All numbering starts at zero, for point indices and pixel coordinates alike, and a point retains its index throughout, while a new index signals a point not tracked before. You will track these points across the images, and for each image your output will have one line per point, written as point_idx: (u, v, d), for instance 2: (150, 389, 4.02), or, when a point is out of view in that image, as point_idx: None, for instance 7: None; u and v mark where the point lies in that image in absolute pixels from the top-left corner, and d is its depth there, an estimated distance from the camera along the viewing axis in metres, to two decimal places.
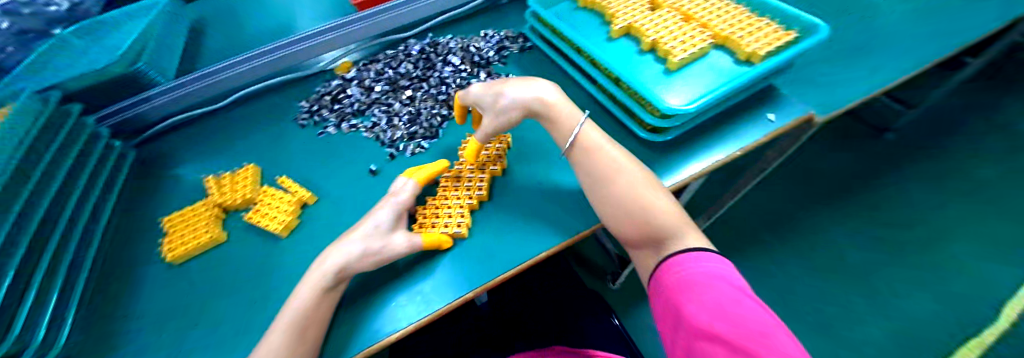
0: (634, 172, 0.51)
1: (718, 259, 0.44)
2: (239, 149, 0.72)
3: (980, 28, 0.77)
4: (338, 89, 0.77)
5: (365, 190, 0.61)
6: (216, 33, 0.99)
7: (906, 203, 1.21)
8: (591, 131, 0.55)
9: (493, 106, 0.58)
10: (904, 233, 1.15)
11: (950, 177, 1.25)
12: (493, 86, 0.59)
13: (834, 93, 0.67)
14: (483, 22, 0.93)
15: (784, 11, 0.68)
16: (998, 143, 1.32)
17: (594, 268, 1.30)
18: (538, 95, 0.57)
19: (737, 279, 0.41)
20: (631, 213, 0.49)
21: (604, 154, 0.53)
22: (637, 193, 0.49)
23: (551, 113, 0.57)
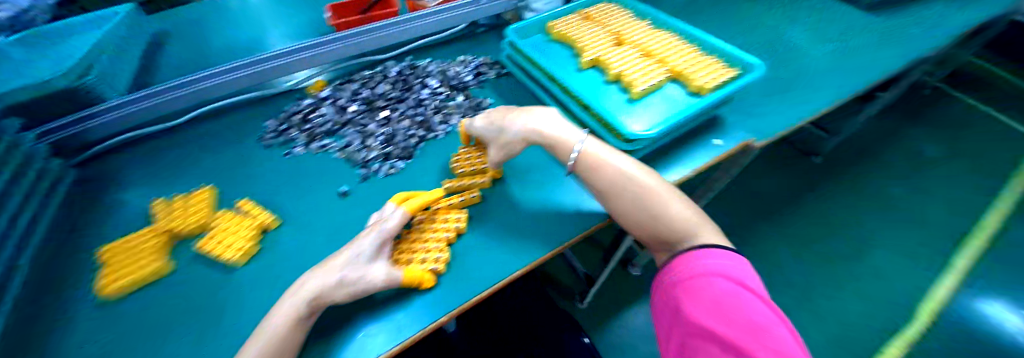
0: (643, 180, 0.51)
1: (724, 254, 0.45)
2: (195, 171, 0.67)
3: (901, 58, 0.82)
4: (310, 108, 0.74)
5: (333, 213, 0.59)
6: (176, 47, 0.95)
7: (840, 215, 1.28)
8: (592, 147, 0.54)
9: (497, 140, 0.59)
10: (841, 243, 1.21)
11: (867, 196, 1.39)
12: (496, 120, 0.60)
13: (771, 120, 0.69)
14: (460, 47, 0.93)
15: (723, 49, 0.71)
16: (900, 162, 1.46)
17: (562, 288, 1.28)
18: (540, 125, 0.57)
19: (742, 274, 0.42)
20: (642, 221, 0.50)
21: (608, 167, 0.52)
22: (648, 201, 0.50)
23: (551, 138, 0.57)
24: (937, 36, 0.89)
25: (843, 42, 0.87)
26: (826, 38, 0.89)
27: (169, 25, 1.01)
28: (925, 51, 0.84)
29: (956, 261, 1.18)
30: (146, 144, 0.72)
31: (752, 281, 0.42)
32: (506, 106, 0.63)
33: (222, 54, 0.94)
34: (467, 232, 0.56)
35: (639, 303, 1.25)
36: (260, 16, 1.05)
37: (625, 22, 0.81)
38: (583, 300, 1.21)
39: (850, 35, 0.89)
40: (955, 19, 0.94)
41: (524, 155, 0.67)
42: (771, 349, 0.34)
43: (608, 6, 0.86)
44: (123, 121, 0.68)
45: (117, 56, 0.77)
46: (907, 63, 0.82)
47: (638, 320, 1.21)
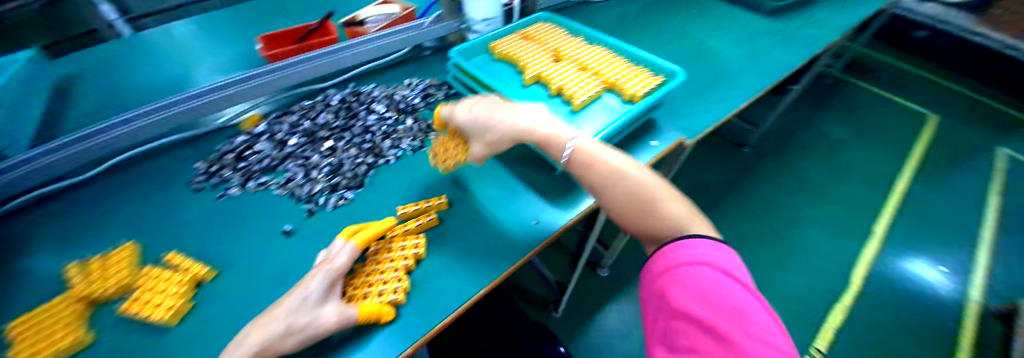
0: (637, 173, 0.52)
1: (712, 243, 0.45)
2: (111, 226, 0.59)
3: (799, 56, 0.95)
4: (244, 145, 0.69)
5: (279, 256, 0.55)
6: (87, 91, 0.85)
7: (758, 204, 1.55)
8: (586, 143, 0.55)
9: (484, 136, 0.58)
10: (761, 226, 1.47)
11: (784, 183, 1.63)
12: (484, 115, 0.58)
13: (700, 118, 0.76)
14: (406, 71, 0.92)
15: (648, 60, 0.77)
16: (799, 154, 1.77)
17: (536, 299, 1.28)
18: (528, 124, 0.57)
19: (729, 264, 0.42)
20: (636, 212, 0.51)
21: (603, 160, 0.53)
22: (641, 193, 0.51)
23: (540, 135, 0.57)
24: (825, 36, 1.04)
25: (753, 45, 0.99)
26: (738, 42, 1.00)
27: (78, 68, 0.91)
28: (815, 50, 0.98)
29: (866, 244, 1.44)
30: (55, 202, 0.63)
31: (738, 270, 0.43)
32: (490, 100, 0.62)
33: (141, 94, 0.85)
34: (426, 257, 0.54)
35: (610, 302, 1.28)
36: (186, 51, 0.98)
37: (562, 39, 0.85)
38: (557, 308, 1.22)
39: (757, 39, 1.02)
40: (836, 22, 1.11)
41: (482, 170, 0.67)
42: (753, 335, 0.35)
43: (545, 26, 0.91)
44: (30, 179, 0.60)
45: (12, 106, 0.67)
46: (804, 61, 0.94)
47: (612, 320, 1.24)
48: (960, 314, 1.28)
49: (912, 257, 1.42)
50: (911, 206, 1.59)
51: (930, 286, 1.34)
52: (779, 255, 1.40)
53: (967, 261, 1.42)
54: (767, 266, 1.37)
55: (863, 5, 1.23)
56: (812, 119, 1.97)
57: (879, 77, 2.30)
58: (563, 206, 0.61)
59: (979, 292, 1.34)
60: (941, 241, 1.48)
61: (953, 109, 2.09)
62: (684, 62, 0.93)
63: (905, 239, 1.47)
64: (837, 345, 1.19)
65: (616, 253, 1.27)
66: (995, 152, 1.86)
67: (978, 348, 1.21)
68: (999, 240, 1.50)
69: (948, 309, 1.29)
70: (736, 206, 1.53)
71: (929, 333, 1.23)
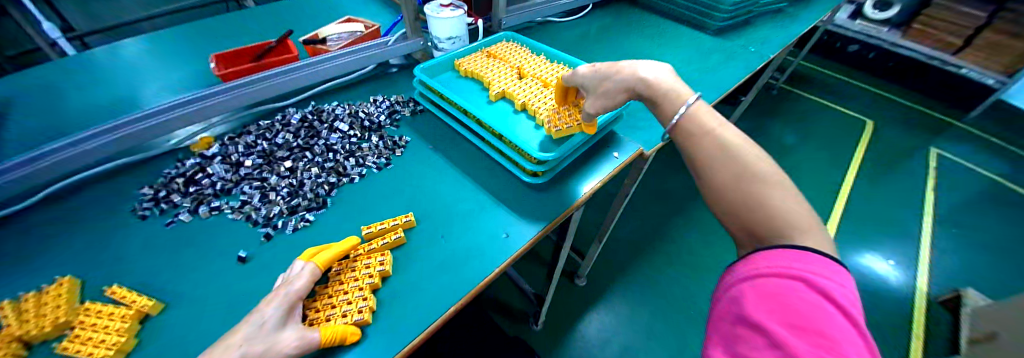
0: (753, 153, 0.44)
1: (820, 262, 0.36)
2: (40, 262, 0.54)
3: (742, 72, 1.04)
4: (195, 168, 0.65)
5: (234, 284, 0.52)
6: (20, 116, 0.79)
7: None
8: (704, 112, 0.49)
9: (601, 85, 0.60)
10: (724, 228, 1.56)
11: None
12: (603, 68, 0.60)
13: (656, 130, 0.81)
14: (372, 87, 0.91)
15: None
16: None
17: (515, 313, 1.27)
18: (653, 75, 0.55)
19: (843, 293, 0.34)
20: (733, 198, 0.43)
21: (714, 132, 0.47)
22: (750, 176, 0.42)
23: (656, 91, 0.54)
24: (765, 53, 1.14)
25: (701, 62, 1.07)
26: (689, 59, 1.08)
27: (12, 91, 0.84)
28: (757, 66, 1.08)
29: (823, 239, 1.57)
30: None
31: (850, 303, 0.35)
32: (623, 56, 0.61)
33: (80, 116, 0.80)
34: (393, 275, 0.53)
35: (589, 311, 1.29)
36: (132, 70, 0.93)
37: (524, 56, 0.88)
38: (536, 320, 1.22)
39: (705, 56, 1.11)
40: (775, 40, 1.22)
41: (449, 185, 0.67)
42: None
43: (508, 44, 0.93)
44: None
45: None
46: (745, 77, 1.03)
47: (591, 330, 1.24)
48: (909, 305, 1.38)
49: (863, 252, 1.54)
50: (855, 204, 1.73)
51: (880, 279, 1.45)
52: None
53: (909, 254, 1.55)
54: None
55: (799, 23, 1.36)
56: (763, 126, 2.15)
57: (821, 87, 2.51)
58: (530, 219, 0.62)
59: (924, 284, 1.45)
60: (886, 236, 1.60)
61: (887, 115, 2.31)
62: None
63: (853, 237, 1.59)
64: None
65: (591, 262, 1.29)
66: (925, 153, 2.06)
67: (928, 336, 1.30)
68: (932, 231, 1.65)
69: (898, 301, 1.39)
70: (700, 211, 1.63)
71: (882, 324, 1.32)
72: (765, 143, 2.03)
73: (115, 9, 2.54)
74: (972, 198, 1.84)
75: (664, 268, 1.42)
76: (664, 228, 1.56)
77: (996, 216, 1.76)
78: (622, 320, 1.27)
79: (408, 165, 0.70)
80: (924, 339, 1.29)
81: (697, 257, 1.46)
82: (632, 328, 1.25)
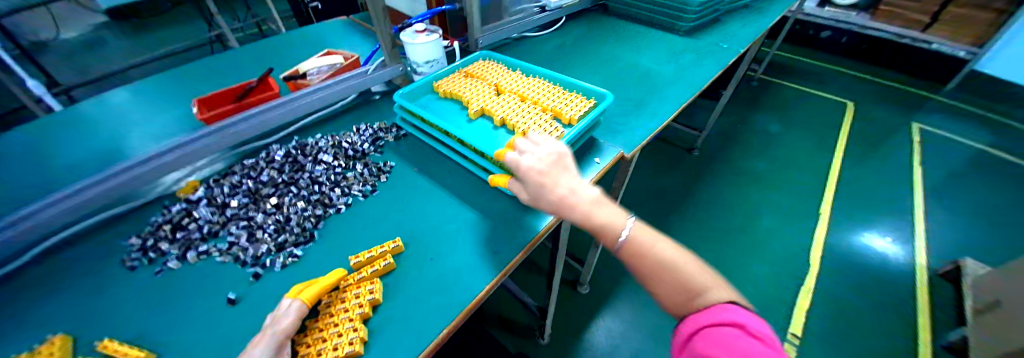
0: (690, 264, 0.46)
1: (744, 312, 0.42)
2: (29, 323, 0.54)
3: (717, 68, 1.07)
4: (180, 214, 0.65)
5: (225, 327, 0.52)
6: (7, 175, 0.79)
7: (712, 202, 1.67)
8: (643, 231, 0.50)
9: (532, 188, 0.54)
10: (720, 221, 1.58)
11: (733, 180, 1.78)
12: (544, 178, 0.53)
13: (634, 133, 0.83)
14: (356, 116, 0.92)
15: (580, 85, 0.84)
16: (742, 151, 1.95)
17: (521, 328, 1.26)
18: (591, 210, 0.51)
19: (758, 325, 0.40)
20: (690, 313, 0.44)
21: (653, 249, 0.48)
22: (695, 287, 0.45)
23: (591, 221, 0.51)
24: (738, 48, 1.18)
25: (677, 63, 1.10)
26: (665, 60, 1.11)
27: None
28: (731, 60, 1.12)
29: (820, 222, 1.58)
30: None
31: (771, 336, 0.40)
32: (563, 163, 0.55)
33: (66, 171, 0.80)
34: (383, 302, 0.53)
35: (595, 319, 1.28)
36: (118, 120, 0.94)
37: (501, 73, 0.90)
38: (542, 333, 1.20)
39: (679, 56, 1.14)
40: (746, 34, 1.27)
41: (434, 207, 0.68)
42: None
43: (486, 63, 0.96)
44: None
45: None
46: (719, 72, 1.06)
47: (599, 338, 1.23)
48: (912, 279, 1.39)
49: (863, 232, 1.55)
50: (846, 185, 1.75)
51: (881, 256, 1.46)
52: (745, 249, 1.48)
53: (906, 230, 1.56)
54: (735, 261, 1.43)
55: (768, 16, 1.42)
56: (748, 116, 2.20)
57: (799, 74, 2.57)
58: (518, 233, 0.63)
59: (924, 256, 1.47)
60: (880, 214, 1.62)
61: (867, 95, 2.36)
62: (619, 82, 1.01)
63: (849, 217, 1.60)
64: (811, 326, 1.25)
65: (591, 269, 1.29)
66: (908, 128, 2.10)
67: (933, 311, 1.30)
68: (924, 204, 1.67)
69: (900, 276, 1.40)
70: (696, 206, 1.65)
71: (888, 301, 1.32)
72: (752, 133, 2.07)
73: (100, 60, 2.58)
74: (960, 168, 1.87)
75: None
76: (662, 227, 1.56)
77: (986, 184, 1.78)
78: (628, 325, 1.27)
79: (394, 189, 0.71)
80: (931, 314, 1.29)
81: (697, 253, 1.46)
82: (640, 331, 1.25)
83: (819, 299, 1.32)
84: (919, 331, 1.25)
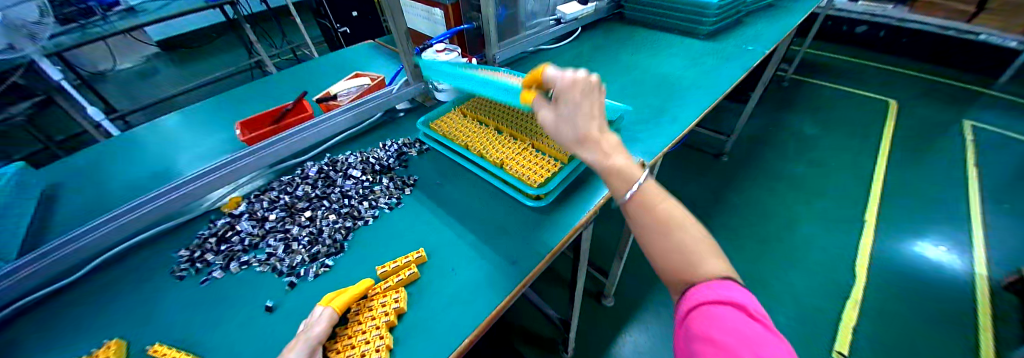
0: (694, 230, 0.45)
1: (740, 289, 0.41)
2: (89, 329, 0.59)
3: (741, 72, 1.05)
4: (225, 227, 0.71)
5: (262, 333, 0.55)
6: (74, 195, 0.88)
7: (741, 210, 1.61)
8: (653, 187, 0.48)
9: (567, 111, 0.56)
10: (751, 230, 1.52)
11: (765, 187, 1.71)
12: (584, 105, 0.55)
13: (654, 141, 0.82)
14: (381, 134, 0.97)
15: None
16: (772, 156, 1.88)
17: (544, 341, 1.25)
18: (615, 152, 0.53)
19: (752, 302, 0.39)
20: (683, 278, 0.43)
21: (659, 207, 0.46)
22: (694, 254, 0.43)
23: (607, 160, 0.52)
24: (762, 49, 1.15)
25: (699, 68, 1.09)
26: (685, 66, 1.10)
27: (65, 175, 0.94)
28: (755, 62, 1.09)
29: (863, 231, 1.48)
30: (34, 313, 0.62)
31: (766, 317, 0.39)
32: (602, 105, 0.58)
33: (123, 191, 0.88)
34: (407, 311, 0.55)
35: (621, 333, 1.25)
36: (167, 143, 1.03)
37: None
38: (566, 346, 1.19)
39: (700, 61, 1.13)
40: (771, 35, 1.23)
41: (455, 219, 0.69)
42: None
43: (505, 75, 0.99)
44: (13, 289, 0.60)
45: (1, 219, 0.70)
46: (743, 76, 1.03)
47: (624, 353, 1.20)
48: (972, 291, 1.28)
49: (913, 240, 1.44)
50: (890, 189, 1.64)
51: (934, 266, 1.35)
52: (779, 259, 1.41)
53: (961, 236, 1.44)
54: (768, 272, 1.37)
55: (794, 15, 1.37)
56: (779, 119, 2.11)
57: (832, 74, 2.46)
58: (539, 243, 0.63)
59: (984, 264, 1.35)
60: (930, 220, 1.51)
61: (909, 93, 2.22)
62: (638, 90, 1.01)
63: (895, 224, 1.50)
64: (857, 342, 1.16)
65: (615, 280, 1.27)
66: (959, 126, 1.96)
67: (997, 325, 1.19)
68: (981, 209, 1.54)
69: (957, 287, 1.29)
70: (724, 214, 1.60)
71: (944, 316, 1.21)
72: (783, 137, 1.99)
73: (151, 88, 2.81)
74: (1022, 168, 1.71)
75: None
76: None
77: None
78: (656, 338, 1.23)
79: (417, 202, 0.74)
80: (994, 329, 1.18)
81: None
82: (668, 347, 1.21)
83: (863, 312, 1.23)
84: (981, 349, 1.14)
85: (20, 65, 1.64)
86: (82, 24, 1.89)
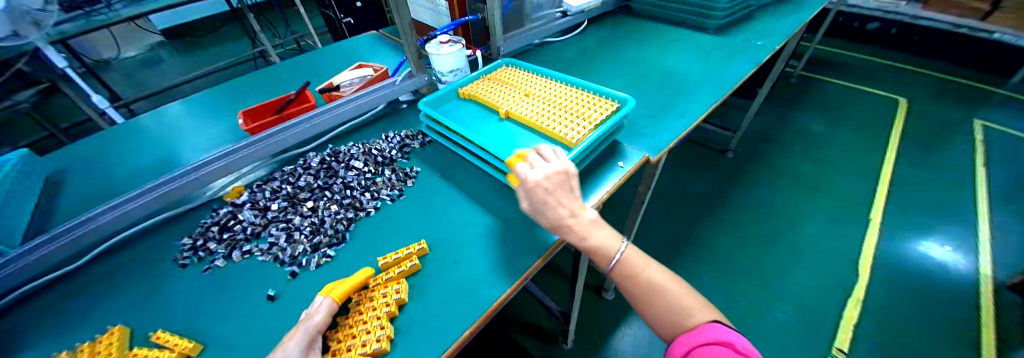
0: (673, 288, 0.54)
1: (725, 330, 0.49)
2: (92, 316, 0.59)
3: (750, 67, 1.03)
4: (227, 216, 0.71)
5: (265, 320, 0.55)
6: (77, 181, 0.88)
7: (747, 209, 1.59)
8: (634, 253, 0.57)
9: (539, 206, 0.56)
10: (756, 229, 1.51)
11: (773, 187, 1.68)
12: (550, 197, 0.55)
13: (661, 136, 0.81)
14: (384, 125, 0.96)
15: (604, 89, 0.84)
16: (780, 154, 1.85)
17: (545, 332, 1.25)
18: (592, 234, 0.56)
19: (737, 339, 0.48)
20: (676, 330, 0.52)
21: (643, 273, 0.56)
22: (679, 307, 0.53)
23: (586, 243, 0.55)
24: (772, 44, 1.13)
25: (707, 62, 1.07)
26: (693, 60, 1.09)
27: (69, 163, 0.94)
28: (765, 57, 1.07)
29: (869, 229, 1.47)
30: (38, 297, 0.63)
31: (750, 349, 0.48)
32: (572, 185, 0.57)
33: (125, 179, 0.88)
34: (408, 302, 0.55)
35: (621, 326, 1.25)
36: (171, 131, 1.03)
37: (526, 79, 0.92)
38: (566, 338, 1.20)
39: (708, 55, 1.11)
40: (783, 30, 1.21)
41: (458, 212, 0.69)
42: None
43: (509, 69, 0.98)
44: (18, 276, 0.61)
45: (7, 203, 0.70)
46: (752, 71, 1.02)
47: (623, 346, 1.20)
48: (975, 290, 1.27)
49: (920, 240, 1.43)
50: (898, 189, 1.62)
51: (939, 265, 1.34)
52: (783, 258, 1.39)
53: (968, 238, 1.42)
54: (772, 271, 1.36)
55: (806, 10, 1.34)
56: (789, 117, 2.08)
57: (843, 71, 2.42)
58: (543, 236, 0.63)
59: (990, 265, 1.33)
60: (937, 221, 1.49)
61: (922, 92, 2.18)
62: (645, 84, 1.00)
63: (901, 224, 1.48)
64: (857, 340, 1.16)
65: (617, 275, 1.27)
66: (970, 126, 1.92)
67: (1001, 328, 1.18)
68: (991, 210, 1.52)
69: (961, 288, 1.27)
70: (729, 211, 1.58)
71: (947, 316, 1.20)
72: (791, 135, 1.96)
73: (156, 77, 2.81)
74: None
75: (692, 272, 1.37)
76: (693, 234, 1.51)
77: None
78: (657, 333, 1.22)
79: (419, 194, 0.74)
80: (998, 331, 1.17)
81: (731, 260, 1.40)
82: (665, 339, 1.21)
83: (866, 312, 1.23)
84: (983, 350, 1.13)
85: (25, 53, 1.64)
86: (87, 11, 1.89)
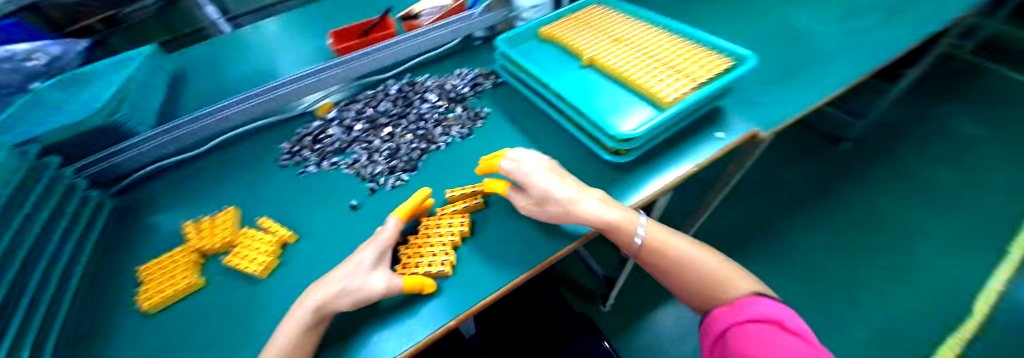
0: (702, 261, 0.53)
1: (769, 305, 0.46)
2: (209, 197, 0.71)
3: (905, 41, 0.83)
4: (318, 129, 0.78)
5: (346, 226, 0.62)
6: (196, 81, 1.02)
7: (838, 213, 1.40)
8: (654, 227, 0.55)
9: (542, 191, 0.53)
10: (843, 238, 1.34)
11: (882, 194, 1.44)
12: (551, 179, 0.53)
13: (772, 110, 0.72)
14: (456, 61, 0.96)
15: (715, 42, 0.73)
16: (902, 156, 1.56)
17: (584, 292, 1.29)
18: (607, 210, 0.52)
19: (781, 315, 0.45)
20: (712, 304, 0.51)
21: (668, 250, 0.54)
22: (713, 280, 0.51)
23: (605, 218, 0.51)
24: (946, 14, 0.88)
25: (848, 28, 0.88)
26: (826, 25, 0.90)
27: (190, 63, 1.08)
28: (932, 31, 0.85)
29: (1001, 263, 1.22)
30: (172, 172, 0.78)
31: (799, 326, 0.44)
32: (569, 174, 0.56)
33: (232, 84, 1.00)
34: (471, 236, 0.58)
35: (665, 302, 1.23)
36: (269, 45, 1.12)
37: (619, 24, 0.84)
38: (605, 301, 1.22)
39: (850, 20, 0.91)
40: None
41: None
42: None
43: (595, 13, 0.89)
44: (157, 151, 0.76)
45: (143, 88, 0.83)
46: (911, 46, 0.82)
47: (663, 322, 1.19)
48: None
49: None
50: None
51: None
52: (874, 277, 1.24)
53: None
54: (851, 286, 1.23)
55: None
56: (929, 114, 1.70)
57: None
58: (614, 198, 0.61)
59: None
60: None
61: None
62: (759, 49, 0.86)
63: None
64: None
65: None
66: None
67: None
68: None
69: None
70: (819, 213, 1.41)
71: None
72: (924, 136, 1.62)
73: None
74: None
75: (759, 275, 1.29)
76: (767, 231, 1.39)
77: None
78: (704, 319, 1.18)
79: (488, 136, 0.74)
80: None
81: (804, 266, 1.29)
82: None
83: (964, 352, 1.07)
84: None
85: None
86: None
